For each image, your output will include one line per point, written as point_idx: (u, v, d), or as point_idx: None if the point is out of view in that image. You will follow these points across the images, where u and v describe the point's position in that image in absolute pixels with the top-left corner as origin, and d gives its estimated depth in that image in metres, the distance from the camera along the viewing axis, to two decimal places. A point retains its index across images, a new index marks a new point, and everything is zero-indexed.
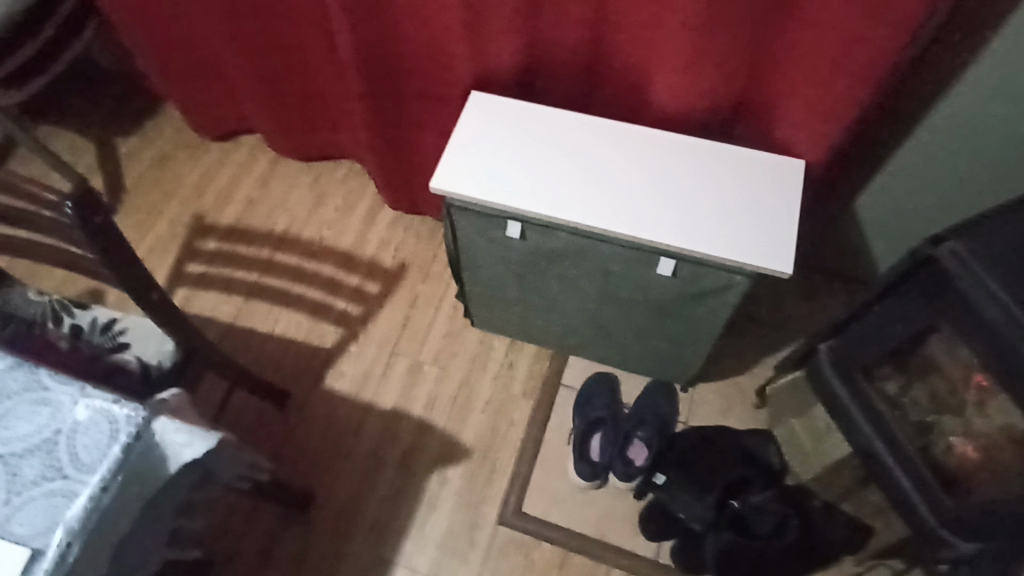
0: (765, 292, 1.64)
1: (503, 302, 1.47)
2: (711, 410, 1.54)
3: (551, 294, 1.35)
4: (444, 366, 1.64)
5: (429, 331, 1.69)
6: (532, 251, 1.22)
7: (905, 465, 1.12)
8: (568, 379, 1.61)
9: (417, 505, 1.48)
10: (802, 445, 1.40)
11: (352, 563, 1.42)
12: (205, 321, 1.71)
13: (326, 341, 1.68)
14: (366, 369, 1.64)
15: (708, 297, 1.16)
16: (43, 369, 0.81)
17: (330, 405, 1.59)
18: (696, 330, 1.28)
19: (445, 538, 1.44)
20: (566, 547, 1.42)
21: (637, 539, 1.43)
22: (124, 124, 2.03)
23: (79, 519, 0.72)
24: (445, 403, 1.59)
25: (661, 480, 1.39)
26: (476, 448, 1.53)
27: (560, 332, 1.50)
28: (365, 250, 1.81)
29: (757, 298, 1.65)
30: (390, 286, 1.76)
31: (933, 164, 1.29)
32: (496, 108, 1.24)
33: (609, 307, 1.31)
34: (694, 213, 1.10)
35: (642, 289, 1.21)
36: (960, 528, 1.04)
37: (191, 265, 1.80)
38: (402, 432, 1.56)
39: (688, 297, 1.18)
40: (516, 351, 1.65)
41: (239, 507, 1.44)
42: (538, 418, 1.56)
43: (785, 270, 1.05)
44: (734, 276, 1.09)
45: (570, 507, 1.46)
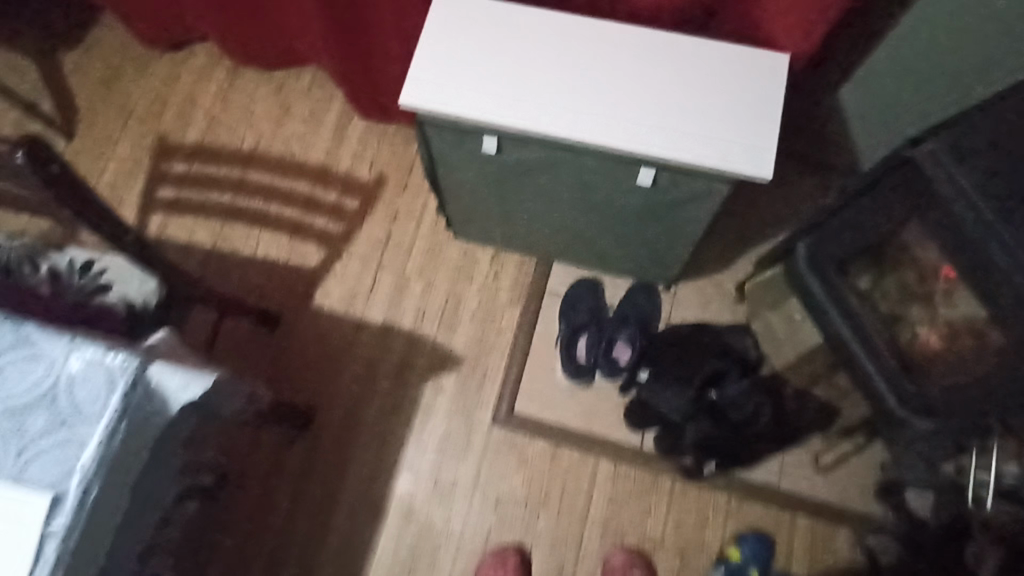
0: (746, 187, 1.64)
1: (484, 214, 1.45)
2: (692, 308, 1.59)
3: (532, 205, 1.34)
4: (430, 280, 1.65)
5: (412, 245, 1.68)
6: (510, 164, 1.20)
7: (872, 354, 1.18)
8: (552, 285, 1.64)
9: (414, 413, 1.55)
10: (777, 335, 1.52)
11: (358, 468, 1.52)
12: (185, 249, 1.69)
13: (310, 261, 1.68)
14: (352, 287, 1.65)
15: (688, 202, 1.16)
16: (27, 324, 0.81)
17: (321, 324, 1.62)
18: (676, 234, 1.29)
19: (443, 441, 1.53)
20: (557, 442, 1.52)
21: (623, 430, 1.53)
22: (63, 37, 1.87)
23: (92, 464, 0.75)
24: (434, 316, 1.62)
25: (645, 376, 1.48)
26: (467, 356, 1.59)
27: (543, 240, 1.51)
28: (339, 165, 1.76)
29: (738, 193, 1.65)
30: (368, 202, 1.72)
31: (920, 50, 1.24)
32: (463, 9, 1.16)
33: (591, 214, 1.31)
34: (674, 118, 1.07)
35: (623, 198, 1.21)
36: (918, 409, 1.13)
37: (161, 190, 1.75)
38: (393, 346, 1.60)
39: (668, 203, 1.18)
40: (500, 261, 1.66)
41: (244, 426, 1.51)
42: (525, 324, 1.61)
43: (765, 173, 1.04)
44: (713, 182, 1.08)
45: (559, 406, 1.55)
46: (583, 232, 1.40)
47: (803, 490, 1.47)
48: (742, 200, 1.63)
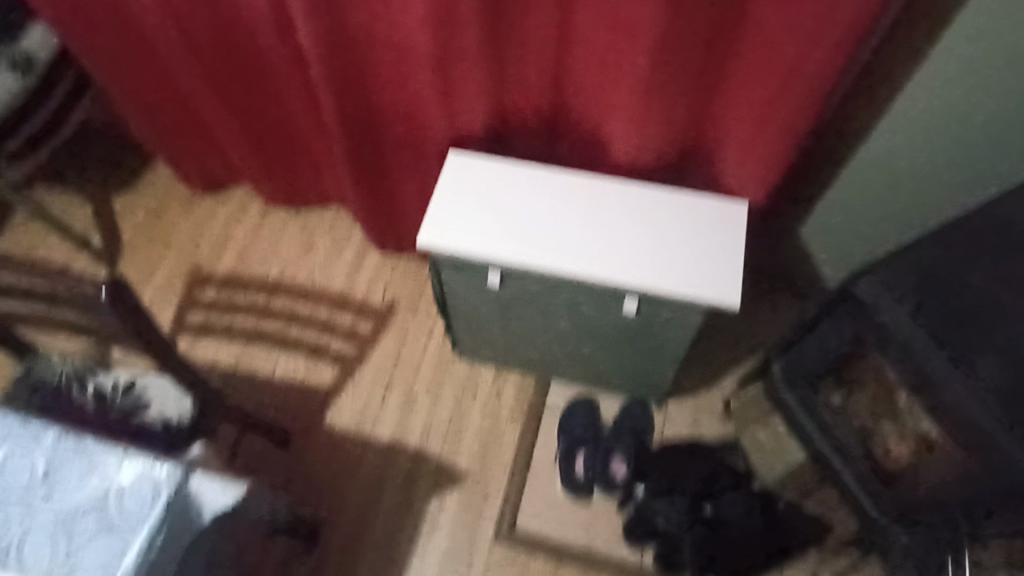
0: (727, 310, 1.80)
1: (489, 335, 1.60)
2: (682, 424, 1.69)
3: (531, 328, 1.49)
4: (436, 396, 1.76)
5: (420, 364, 1.81)
6: (512, 293, 1.36)
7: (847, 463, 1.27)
8: (551, 401, 1.74)
9: (419, 528, 1.60)
10: (765, 450, 1.57)
11: None
12: (209, 368, 1.82)
13: (325, 379, 1.80)
14: (363, 403, 1.76)
15: (670, 326, 1.31)
16: (88, 437, 0.92)
17: (332, 440, 1.71)
18: (662, 355, 1.43)
19: (447, 557, 1.56)
20: (558, 558, 1.55)
21: (622, 546, 1.56)
22: (118, 181, 2.13)
23: (133, 566, 0.83)
24: (440, 431, 1.71)
25: (640, 491, 1.55)
26: (470, 471, 1.66)
27: (543, 360, 1.64)
28: (355, 291, 1.93)
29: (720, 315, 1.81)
30: (381, 323, 1.88)
31: (863, 197, 1.47)
32: (472, 166, 1.38)
33: (585, 336, 1.45)
34: (652, 255, 1.25)
35: (611, 323, 1.36)
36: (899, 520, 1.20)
37: (192, 314, 1.91)
38: (400, 461, 1.68)
39: (651, 327, 1.33)
40: (503, 379, 1.78)
41: None
42: (526, 439, 1.69)
43: (733, 303, 1.19)
44: (688, 309, 1.24)
45: (559, 521, 1.59)
46: (578, 353, 1.53)
47: None
48: (724, 321, 1.78)
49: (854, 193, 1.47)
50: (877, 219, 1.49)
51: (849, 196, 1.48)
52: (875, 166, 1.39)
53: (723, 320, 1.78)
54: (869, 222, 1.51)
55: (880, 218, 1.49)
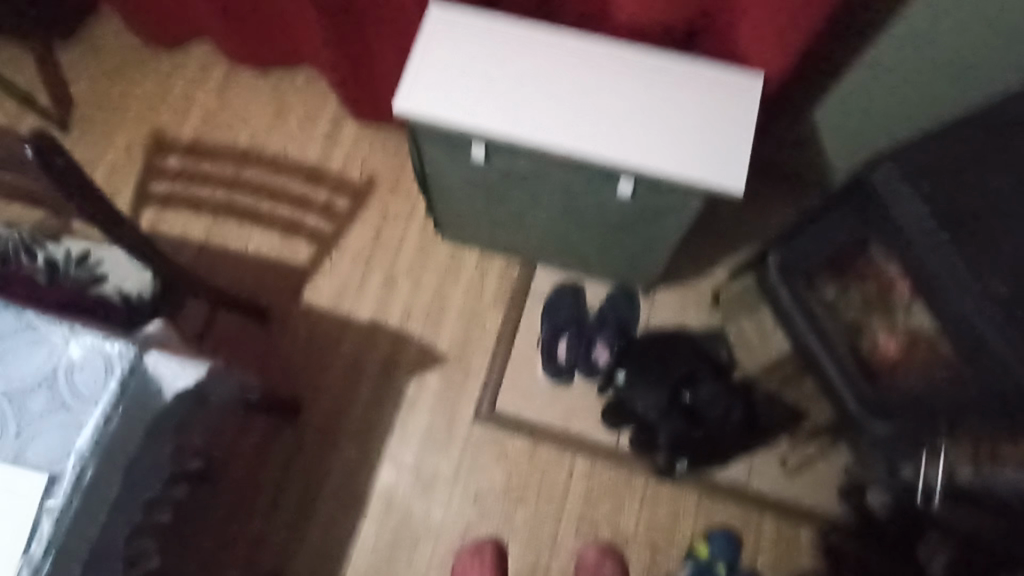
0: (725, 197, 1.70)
1: (472, 216, 1.51)
2: (669, 312, 1.65)
3: (518, 211, 1.40)
4: (417, 279, 1.70)
5: (401, 244, 1.73)
6: (497, 172, 1.25)
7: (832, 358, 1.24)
8: (536, 287, 1.69)
9: (398, 407, 1.60)
10: (748, 340, 1.60)
11: (343, 460, 1.56)
12: (178, 242, 1.72)
13: (300, 257, 1.72)
14: (341, 283, 1.70)
15: (666, 213, 1.22)
16: (32, 312, 0.86)
17: (310, 319, 1.67)
18: (654, 242, 1.35)
19: (426, 435, 1.58)
20: (536, 439, 1.57)
21: (599, 430, 1.59)
22: (62, 31, 1.90)
23: (89, 446, 0.79)
24: (420, 314, 1.67)
25: (621, 378, 1.54)
26: (451, 354, 1.64)
27: (528, 244, 1.56)
28: (331, 165, 1.80)
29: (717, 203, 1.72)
30: (359, 200, 1.77)
31: (887, 80, 1.33)
32: (456, 22, 1.21)
33: (574, 221, 1.36)
34: (652, 133, 1.13)
35: (603, 207, 1.27)
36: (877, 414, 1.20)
37: (156, 184, 1.78)
38: (380, 342, 1.65)
39: (646, 212, 1.24)
40: (487, 263, 1.71)
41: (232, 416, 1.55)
42: (509, 324, 1.66)
43: (737, 188, 1.10)
44: (688, 195, 1.14)
45: (539, 404, 1.60)
46: (565, 237, 1.46)
47: (770, 491, 1.53)
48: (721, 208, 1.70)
49: (865, 86, 1.36)
50: (900, 105, 1.37)
51: (861, 89, 1.37)
52: (893, 55, 1.28)
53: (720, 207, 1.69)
54: (890, 109, 1.38)
55: (896, 109, 1.38)
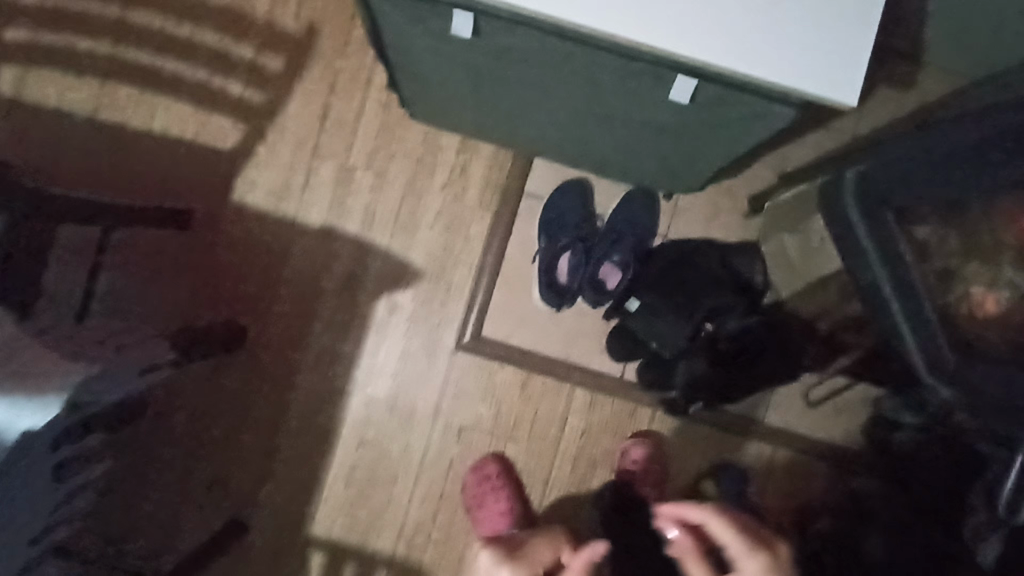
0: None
1: (456, 98, 1.12)
2: (694, 221, 1.36)
3: (519, 99, 1.02)
4: (382, 172, 1.33)
5: (358, 125, 1.33)
6: (494, 50, 0.86)
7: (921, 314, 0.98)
8: (532, 186, 1.34)
9: (366, 332, 1.34)
10: (789, 261, 1.32)
11: (303, 394, 1.33)
12: (56, 117, 1.29)
13: (226, 141, 1.32)
14: (283, 177, 1.32)
15: (734, 119, 0.87)
16: None
17: (247, 224, 1.32)
18: (703, 147, 1.00)
19: (400, 366, 1.34)
20: (529, 369, 1.35)
21: (603, 359, 1.36)
22: None
23: None
24: (387, 219, 1.33)
25: (634, 307, 1.28)
26: (427, 269, 1.34)
27: (530, 135, 1.20)
28: (254, 8, 1.31)
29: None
30: (298, 61, 1.32)
31: None
32: None
33: (599, 114, 0.99)
34: (735, 0, 0.73)
35: (642, 107, 0.90)
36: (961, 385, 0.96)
37: (10, 29, 1.28)
38: (338, 254, 1.33)
39: (703, 116, 0.88)
40: (470, 152, 1.34)
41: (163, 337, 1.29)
42: (498, 233, 1.34)
43: (851, 98, 0.74)
44: (775, 102, 0.78)
45: (533, 329, 1.35)
46: (581, 133, 1.09)
47: (787, 426, 1.37)
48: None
49: None
50: None
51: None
52: None
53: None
54: None
55: None
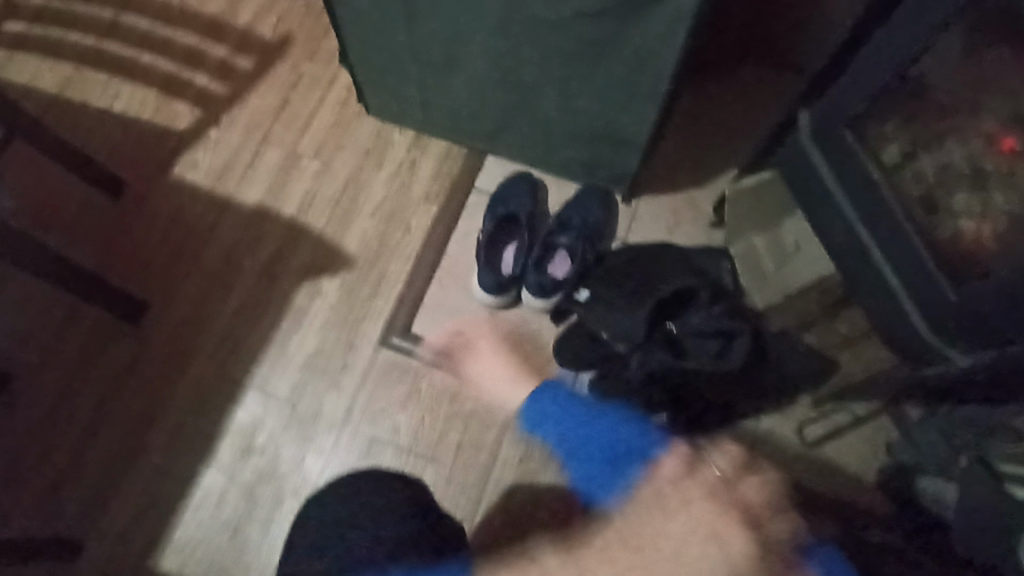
0: (729, 95, 1.32)
1: (395, 63, 1.10)
2: (655, 226, 1.25)
3: (450, 39, 0.99)
4: (329, 161, 1.29)
5: (312, 118, 1.32)
6: None
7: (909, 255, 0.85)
8: (482, 183, 1.27)
9: (280, 319, 1.17)
10: (763, 265, 1.16)
11: (192, 384, 1.13)
12: (24, 93, 1.31)
13: (177, 124, 1.31)
14: (227, 159, 1.28)
15: (652, 14, 0.82)
16: None
17: (179, 202, 1.25)
18: (639, 84, 0.94)
19: (313, 359, 1.15)
20: (463, 375, 1.14)
21: (551, 370, 1.15)
22: None
23: None
24: (326, 205, 1.26)
25: (584, 296, 1.11)
26: (360, 259, 1.22)
27: (470, 112, 1.16)
28: (237, 18, 1.40)
29: (720, 98, 1.32)
30: (266, 62, 1.36)
31: None
32: None
33: (529, 49, 0.96)
34: None
35: (561, 2, 0.84)
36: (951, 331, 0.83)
37: (8, 24, 1.37)
38: (267, 236, 1.23)
39: (620, 13, 0.83)
40: (422, 149, 1.30)
41: (58, 302, 1.16)
42: (440, 225, 1.24)
43: None
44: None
45: (470, 329, 1.17)
46: (519, 88, 1.05)
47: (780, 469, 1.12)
48: (723, 106, 1.31)
49: None
50: None
51: None
52: None
53: (723, 107, 1.31)
54: None
55: None
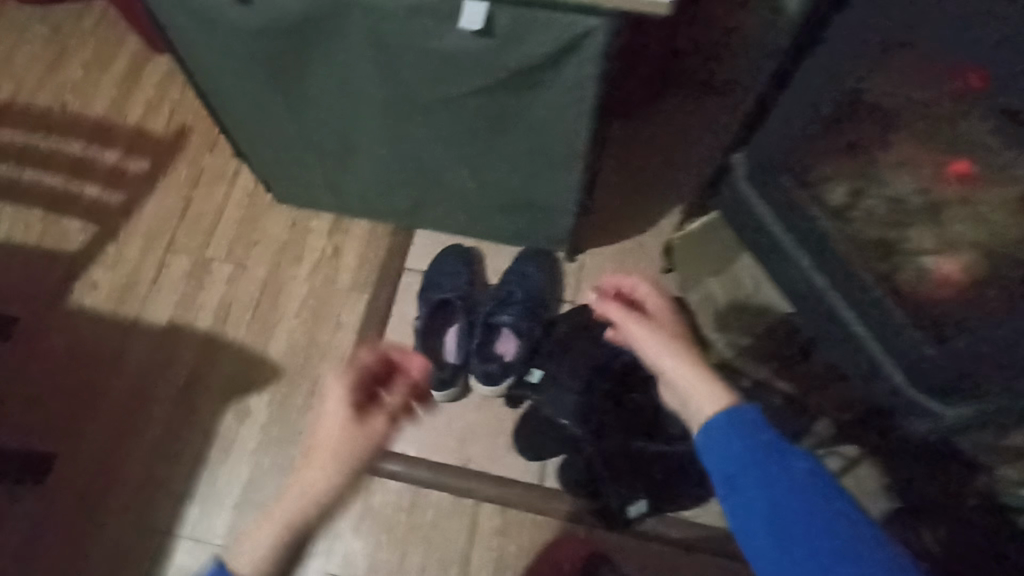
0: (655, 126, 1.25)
1: (295, 155, 1.00)
2: (604, 282, 1.16)
3: (346, 127, 0.90)
4: (242, 261, 1.17)
5: (219, 215, 1.21)
6: (266, 30, 0.73)
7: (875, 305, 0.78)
8: (413, 262, 1.17)
9: (206, 450, 1.05)
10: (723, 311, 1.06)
11: (112, 543, 1.00)
12: None
13: (70, 244, 1.19)
14: (129, 275, 1.16)
15: (551, 85, 0.73)
16: None
17: (77, 332, 1.12)
18: (551, 154, 0.85)
19: (247, 491, 1.02)
20: (416, 483, 1.03)
21: (514, 461, 1.05)
22: None
23: None
24: (244, 311, 1.14)
25: (536, 378, 1.02)
26: (289, 367, 1.10)
27: (386, 195, 1.06)
28: (124, 117, 1.28)
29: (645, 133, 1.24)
30: (162, 161, 1.25)
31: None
32: None
33: (429, 130, 0.87)
34: None
35: (454, 80, 0.75)
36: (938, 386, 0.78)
37: None
38: (182, 355, 1.11)
39: (518, 86, 0.74)
40: (343, 233, 1.19)
41: None
42: (373, 316, 1.13)
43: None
44: (582, 19, 0.64)
45: (419, 429, 1.06)
46: (428, 166, 0.95)
47: None
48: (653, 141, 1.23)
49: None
50: None
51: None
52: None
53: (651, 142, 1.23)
54: None
55: None
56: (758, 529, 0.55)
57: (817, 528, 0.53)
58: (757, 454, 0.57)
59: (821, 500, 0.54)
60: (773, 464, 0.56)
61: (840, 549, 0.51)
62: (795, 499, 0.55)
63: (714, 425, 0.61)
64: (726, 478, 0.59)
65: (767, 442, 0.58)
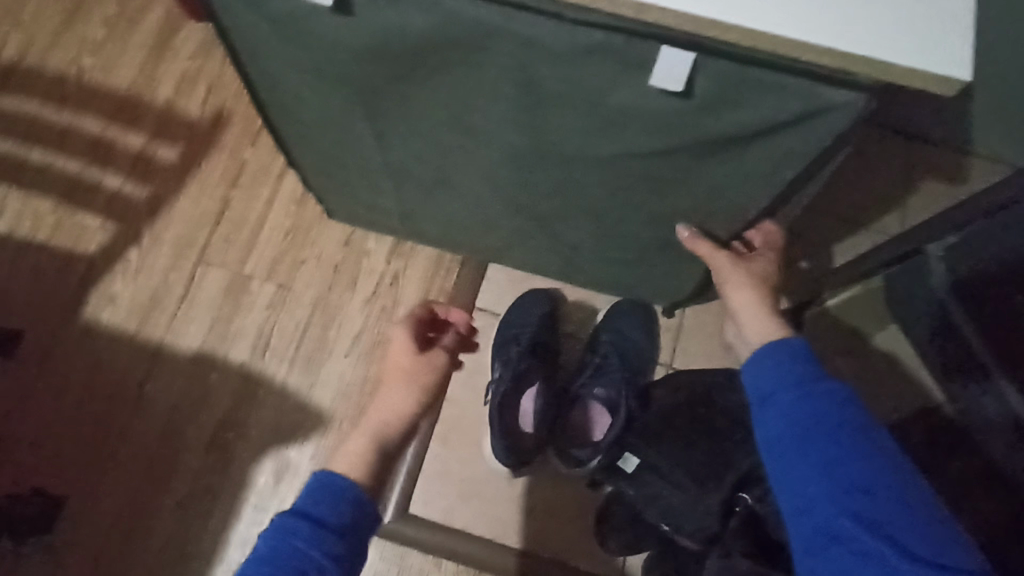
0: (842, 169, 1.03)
1: (366, 184, 0.82)
2: (707, 343, 0.99)
3: (438, 169, 0.71)
4: (287, 282, 1.00)
5: (262, 224, 1.03)
6: (364, 57, 0.54)
7: None
8: (485, 301, 1.00)
9: (240, 508, 0.91)
10: None
11: None
12: None
13: (86, 245, 1.01)
14: (155, 289, 1.00)
15: (747, 153, 0.55)
16: None
17: (93, 352, 0.97)
18: (705, 215, 0.67)
19: None
20: (480, 569, 0.89)
21: (592, 549, 0.91)
22: None
23: None
24: (287, 343, 0.98)
25: (631, 467, 0.87)
26: (337, 415, 0.95)
27: (467, 232, 0.88)
28: (153, 92, 1.09)
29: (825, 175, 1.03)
30: (196, 151, 1.06)
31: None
32: None
33: (550, 181, 0.67)
34: None
35: (607, 140, 0.56)
36: None
37: None
38: (214, 391, 0.96)
39: (701, 151, 0.56)
40: (405, 258, 1.02)
41: None
42: None
43: (961, 71, 0.42)
44: (836, 92, 0.46)
45: (485, 503, 0.92)
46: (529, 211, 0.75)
47: None
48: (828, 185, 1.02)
49: None
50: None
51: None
52: None
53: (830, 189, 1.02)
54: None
55: None
56: (786, 434, 0.54)
57: (861, 463, 0.50)
58: (791, 381, 0.56)
59: (856, 413, 0.53)
60: (819, 392, 0.55)
61: (856, 450, 0.51)
62: (844, 416, 0.53)
63: (755, 362, 0.60)
64: (765, 398, 0.58)
65: (809, 372, 0.57)
